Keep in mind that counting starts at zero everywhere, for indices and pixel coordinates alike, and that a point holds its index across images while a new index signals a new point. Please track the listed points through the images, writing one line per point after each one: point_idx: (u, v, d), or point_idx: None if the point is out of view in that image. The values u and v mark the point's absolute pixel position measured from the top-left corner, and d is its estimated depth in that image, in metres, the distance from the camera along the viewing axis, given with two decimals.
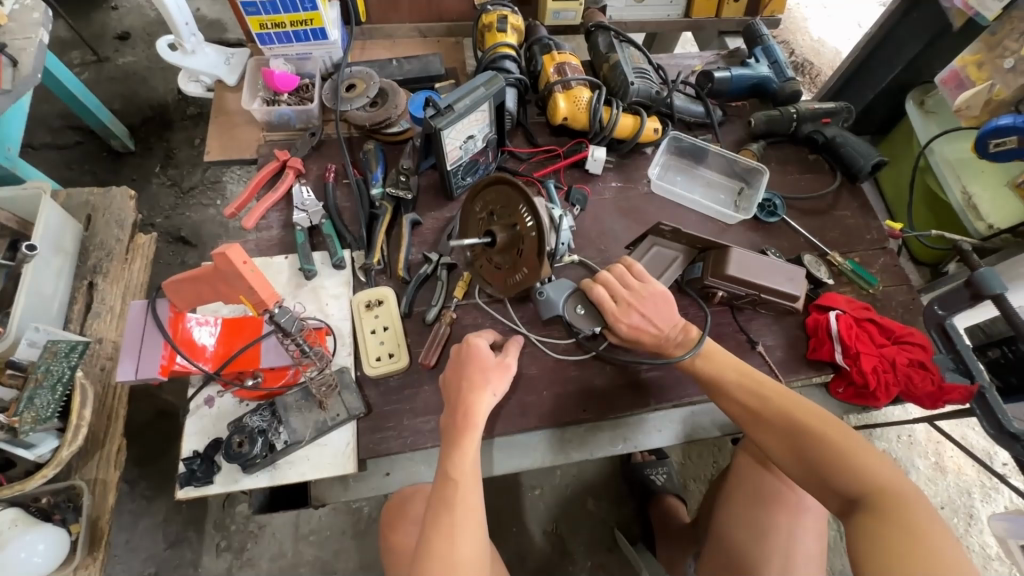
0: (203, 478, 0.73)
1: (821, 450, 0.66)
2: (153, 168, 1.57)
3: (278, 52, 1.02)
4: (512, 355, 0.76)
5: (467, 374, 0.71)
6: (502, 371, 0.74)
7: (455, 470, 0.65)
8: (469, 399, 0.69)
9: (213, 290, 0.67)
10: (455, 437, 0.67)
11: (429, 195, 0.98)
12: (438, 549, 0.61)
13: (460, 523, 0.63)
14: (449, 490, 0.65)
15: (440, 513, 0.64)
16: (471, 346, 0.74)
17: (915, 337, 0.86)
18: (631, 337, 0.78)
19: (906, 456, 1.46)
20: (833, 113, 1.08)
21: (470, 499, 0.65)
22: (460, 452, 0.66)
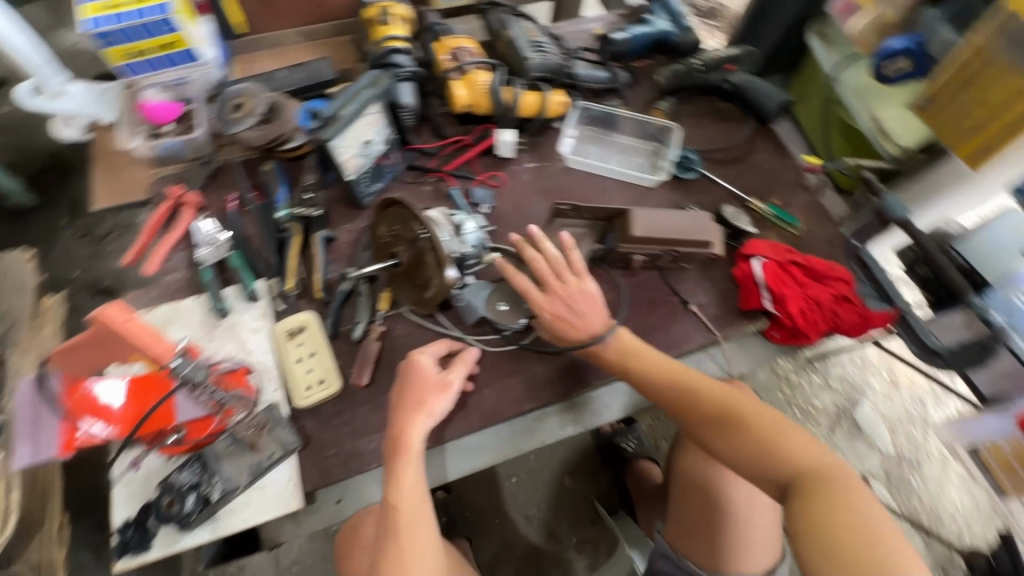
0: (139, 545, 0.70)
1: (754, 433, 0.68)
2: (58, 221, 1.45)
3: (151, 81, 0.95)
4: (455, 373, 0.73)
5: (408, 395, 0.69)
6: (442, 389, 0.71)
7: (394, 495, 0.64)
8: (400, 423, 0.67)
9: (105, 354, 0.65)
10: (396, 461, 0.66)
11: (339, 208, 0.94)
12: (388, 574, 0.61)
13: (409, 544, 0.63)
14: (395, 515, 0.64)
15: (387, 540, 0.63)
16: (415, 364, 0.71)
17: (838, 271, 0.87)
18: (556, 330, 0.78)
19: (861, 378, 1.51)
20: (737, 59, 1.07)
21: (415, 519, 0.64)
22: (396, 476, 0.65)
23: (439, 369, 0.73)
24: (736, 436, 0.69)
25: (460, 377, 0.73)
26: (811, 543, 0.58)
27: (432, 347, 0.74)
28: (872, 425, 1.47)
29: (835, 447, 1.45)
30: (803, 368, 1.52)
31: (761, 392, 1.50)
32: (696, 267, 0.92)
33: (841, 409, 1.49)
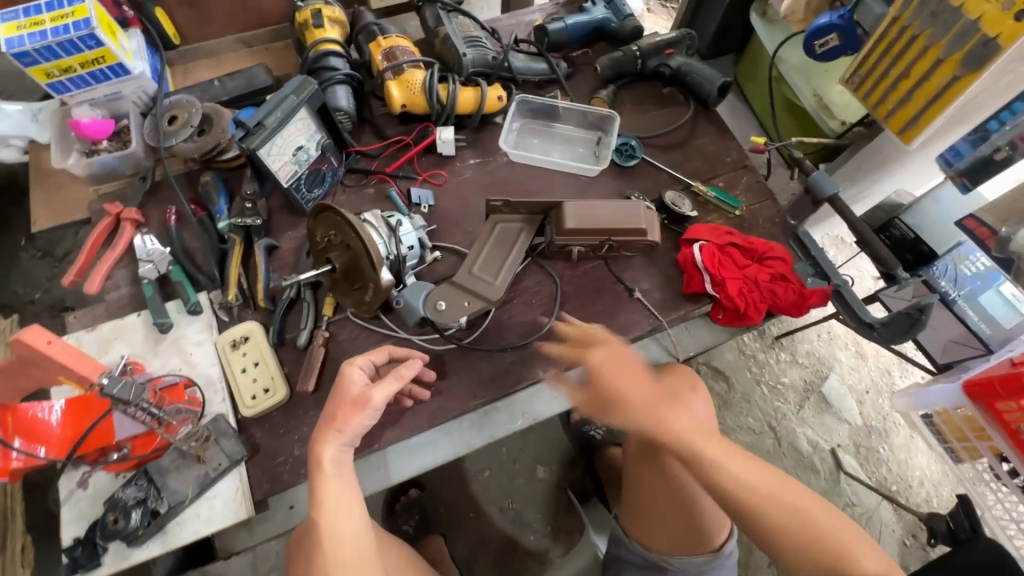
0: (88, 562, 0.71)
1: (815, 540, 0.58)
2: (17, 243, 1.44)
3: (82, 98, 0.95)
4: (377, 389, 0.67)
5: (330, 411, 0.67)
6: (360, 405, 0.66)
7: (313, 509, 0.62)
8: (313, 447, 0.64)
9: (29, 378, 0.66)
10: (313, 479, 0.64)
11: (282, 215, 0.94)
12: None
13: (331, 559, 0.60)
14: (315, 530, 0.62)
15: (311, 555, 0.61)
16: (343, 376, 0.70)
17: (776, 252, 0.88)
18: (610, 392, 0.69)
19: (828, 352, 1.53)
20: (675, 42, 1.07)
21: (335, 531, 0.61)
22: (314, 490, 0.63)
23: (364, 383, 0.70)
24: (792, 537, 0.59)
25: (387, 391, 0.68)
26: None
27: (363, 359, 0.73)
28: (841, 399, 1.48)
29: (805, 422, 1.46)
30: (770, 346, 1.54)
31: (730, 373, 1.50)
32: (639, 254, 0.92)
33: (810, 384, 1.50)
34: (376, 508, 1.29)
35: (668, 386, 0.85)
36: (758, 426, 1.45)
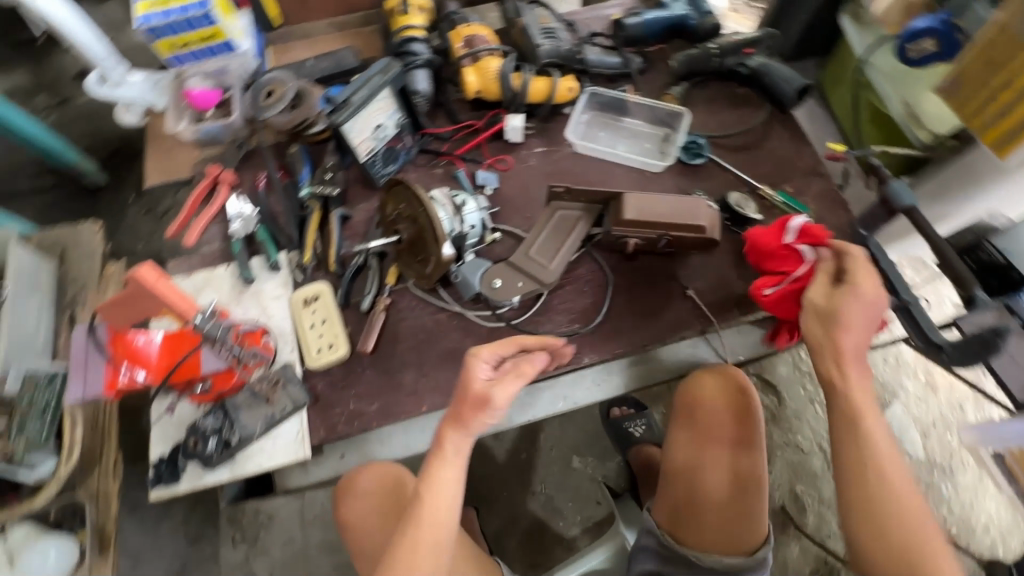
0: (170, 478, 0.80)
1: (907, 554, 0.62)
2: (127, 198, 1.62)
3: (196, 70, 1.06)
4: (501, 390, 0.66)
5: (455, 407, 0.67)
6: (482, 407, 0.65)
7: (421, 487, 0.66)
8: (441, 432, 0.67)
9: (138, 309, 0.76)
10: (432, 463, 0.67)
11: (358, 187, 1.01)
12: (399, 561, 0.63)
13: (422, 539, 0.64)
14: (416, 506, 0.66)
15: (406, 527, 0.65)
16: (468, 364, 0.68)
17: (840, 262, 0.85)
18: (823, 325, 0.71)
19: (893, 378, 1.44)
20: (755, 41, 1.05)
21: (438, 512, 0.65)
22: (429, 473, 0.66)
23: (488, 378, 0.68)
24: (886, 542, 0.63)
25: (507, 393, 0.67)
26: None
27: (489, 352, 0.69)
28: (903, 429, 1.39)
29: None
30: None
31: (782, 389, 1.42)
32: (697, 253, 0.92)
33: None
34: None
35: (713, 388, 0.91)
36: (807, 446, 1.37)
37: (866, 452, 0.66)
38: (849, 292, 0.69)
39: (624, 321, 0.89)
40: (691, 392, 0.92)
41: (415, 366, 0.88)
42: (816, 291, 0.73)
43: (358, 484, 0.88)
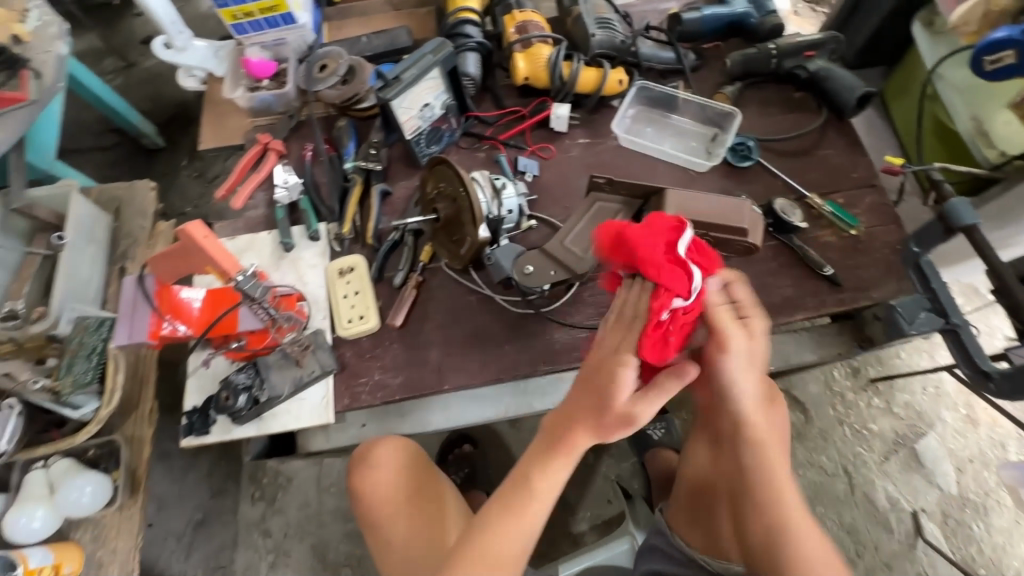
0: (200, 428, 0.84)
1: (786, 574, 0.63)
2: (181, 162, 1.68)
3: (255, 40, 1.09)
4: (650, 402, 0.58)
5: (601, 409, 0.59)
6: (625, 422, 0.58)
7: (535, 481, 0.64)
8: (575, 432, 0.61)
9: (185, 264, 0.79)
10: (558, 455, 0.63)
11: (400, 165, 1.02)
12: (485, 543, 0.64)
13: (522, 525, 0.64)
14: (519, 489, 0.64)
15: (504, 514, 0.64)
16: (621, 370, 0.57)
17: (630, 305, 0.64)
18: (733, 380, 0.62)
19: (932, 409, 1.37)
20: (818, 44, 1.01)
21: (538, 508, 0.65)
22: (546, 468, 0.63)
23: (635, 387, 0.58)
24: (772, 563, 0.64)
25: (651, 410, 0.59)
26: None
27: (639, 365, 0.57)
28: (937, 461, 1.33)
29: (887, 476, 1.33)
30: (863, 388, 1.40)
31: (809, 406, 1.39)
32: (735, 257, 0.90)
33: (901, 437, 1.36)
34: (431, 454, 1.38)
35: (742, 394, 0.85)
36: (831, 467, 1.34)
37: (772, 503, 0.64)
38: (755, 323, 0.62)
39: None
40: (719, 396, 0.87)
41: (440, 345, 0.89)
42: (733, 336, 0.60)
43: (379, 460, 0.85)
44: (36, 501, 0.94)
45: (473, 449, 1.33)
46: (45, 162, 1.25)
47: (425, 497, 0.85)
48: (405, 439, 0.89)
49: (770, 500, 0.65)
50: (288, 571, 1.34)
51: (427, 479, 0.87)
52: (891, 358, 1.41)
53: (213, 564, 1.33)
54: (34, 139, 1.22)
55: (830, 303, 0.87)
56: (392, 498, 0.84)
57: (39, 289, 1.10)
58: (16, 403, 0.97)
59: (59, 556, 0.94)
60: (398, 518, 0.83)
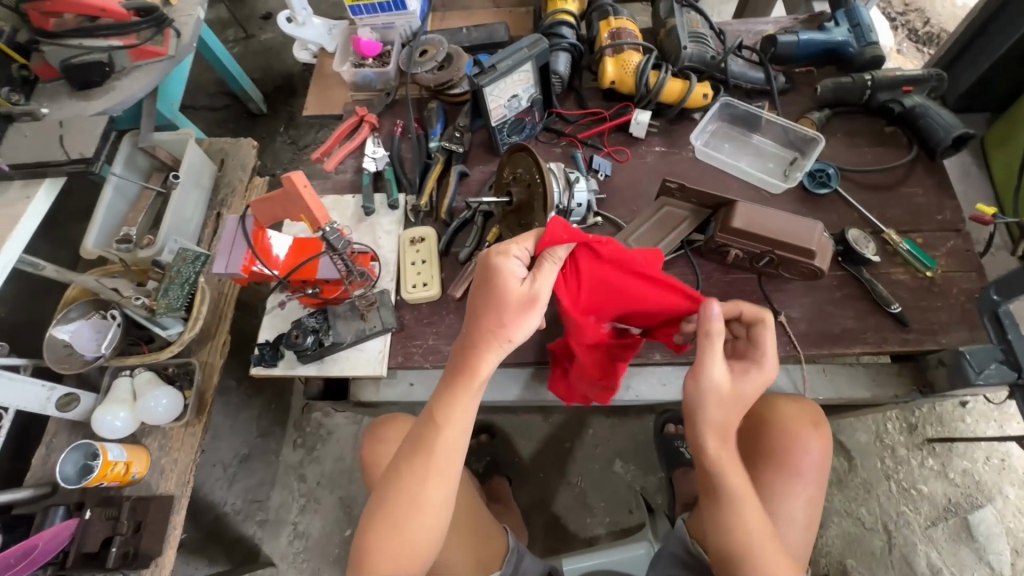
0: (269, 360, 0.92)
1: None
2: (278, 128, 1.83)
3: (367, 22, 1.18)
4: (543, 285, 0.69)
5: (499, 320, 0.67)
6: (527, 306, 0.68)
7: (441, 419, 0.68)
8: (473, 358, 0.67)
9: (284, 209, 0.87)
10: (456, 387, 0.68)
11: (480, 150, 1.08)
12: (408, 487, 0.68)
13: (435, 466, 0.68)
14: (433, 437, 0.69)
15: (418, 454, 0.69)
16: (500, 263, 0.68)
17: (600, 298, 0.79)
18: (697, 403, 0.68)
19: (993, 481, 1.28)
20: (918, 80, 0.98)
21: (447, 448, 0.68)
22: (451, 403, 0.68)
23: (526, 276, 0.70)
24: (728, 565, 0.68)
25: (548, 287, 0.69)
26: None
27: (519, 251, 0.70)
28: (992, 538, 1.24)
29: (933, 543, 1.25)
30: (916, 446, 1.33)
31: (855, 454, 1.33)
32: (799, 280, 0.89)
33: (953, 505, 1.27)
34: None
35: (789, 416, 0.83)
36: (870, 521, 1.28)
37: (732, 517, 0.68)
38: (755, 365, 0.70)
39: None
40: (764, 414, 0.85)
41: None
42: (716, 369, 0.67)
43: (384, 437, 0.96)
44: (121, 403, 1.06)
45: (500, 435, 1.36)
46: (170, 111, 1.40)
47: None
48: (403, 416, 0.99)
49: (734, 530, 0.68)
50: (315, 517, 1.42)
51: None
52: (953, 420, 1.33)
53: (251, 498, 1.42)
54: (164, 89, 1.38)
55: (892, 342, 0.85)
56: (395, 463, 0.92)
57: (150, 220, 1.23)
58: (117, 315, 1.09)
59: (131, 455, 1.06)
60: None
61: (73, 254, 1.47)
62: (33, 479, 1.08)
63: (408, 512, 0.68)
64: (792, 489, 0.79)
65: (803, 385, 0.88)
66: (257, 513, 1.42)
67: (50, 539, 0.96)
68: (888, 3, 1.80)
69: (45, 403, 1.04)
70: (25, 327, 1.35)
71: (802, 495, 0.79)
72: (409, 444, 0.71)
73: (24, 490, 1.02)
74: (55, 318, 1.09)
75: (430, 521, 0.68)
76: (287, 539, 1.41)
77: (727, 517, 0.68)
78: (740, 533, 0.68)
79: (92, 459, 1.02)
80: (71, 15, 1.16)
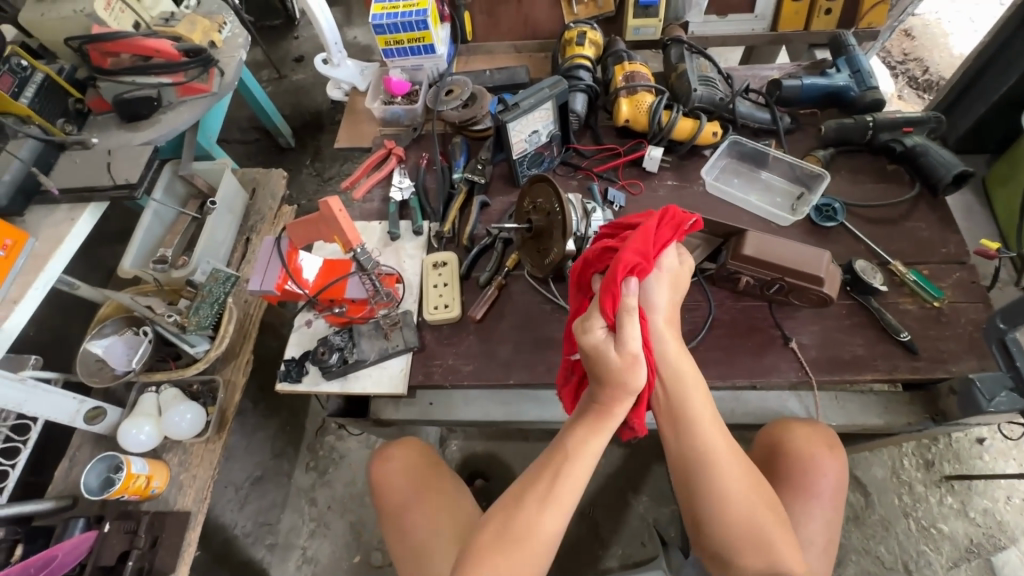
0: (295, 376, 0.96)
1: (721, 492, 0.69)
2: (304, 161, 1.92)
3: (397, 64, 1.26)
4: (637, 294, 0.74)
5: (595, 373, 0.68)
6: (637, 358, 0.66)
7: (574, 445, 0.69)
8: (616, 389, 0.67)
9: (318, 231, 0.92)
10: (590, 422, 0.69)
11: (500, 182, 1.14)
12: (522, 522, 0.67)
13: (556, 494, 0.67)
14: (556, 462, 0.69)
15: (540, 479, 0.69)
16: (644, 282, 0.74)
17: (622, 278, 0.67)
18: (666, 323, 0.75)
19: (1014, 521, 1.25)
20: (917, 121, 1.04)
21: (578, 476, 0.68)
22: (592, 431, 0.69)
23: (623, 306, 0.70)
24: (705, 483, 0.70)
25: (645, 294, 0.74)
26: (737, 550, 0.70)
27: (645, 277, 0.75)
28: None
29: None
30: (934, 483, 1.31)
31: (872, 489, 1.32)
32: (808, 308, 0.92)
33: (975, 545, 1.24)
34: (470, 457, 1.43)
35: (799, 439, 0.84)
36: (889, 560, 1.25)
37: (692, 432, 0.71)
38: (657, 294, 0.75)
39: (715, 355, 0.90)
40: (777, 439, 0.86)
41: (513, 343, 0.97)
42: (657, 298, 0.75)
43: (391, 455, 0.97)
44: (145, 417, 1.09)
45: (485, 483, 1.36)
46: (208, 143, 1.49)
47: (426, 484, 0.92)
48: (412, 435, 1.00)
49: (685, 454, 0.71)
50: (325, 542, 1.41)
51: (432, 472, 0.94)
52: (970, 457, 1.32)
53: (262, 521, 1.41)
54: (205, 124, 1.47)
55: (903, 370, 0.86)
56: (403, 488, 0.92)
57: (185, 242, 1.30)
58: (149, 331, 1.13)
59: (152, 470, 1.07)
60: (410, 511, 0.89)
61: (106, 275, 1.53)
62: (54, 492, 1.11)
63: (519, 539, 0.66)
64: (809, 513, 0.80)
65: (816, 409, 0.91)
66: (267, 537, 1.41)
67: (69, 552, 0.97)
68: (887, 53, 1.90)
69: (74, 415, 1.05)
70: (55, 344, 1.40)
71: (821, 519, 0.80)
72: (531, 472, 0.71)
73: (45, 502, 1.05)
74: (90, 332, 1.13)
75: (542, 553, 0.66)
76: (295, 565, 1.39)
77: (709, 490, 0.70)
78: (702, 462, 0.70)
79: (114, 472, 1.04)
80: (128, 56, 1.24)
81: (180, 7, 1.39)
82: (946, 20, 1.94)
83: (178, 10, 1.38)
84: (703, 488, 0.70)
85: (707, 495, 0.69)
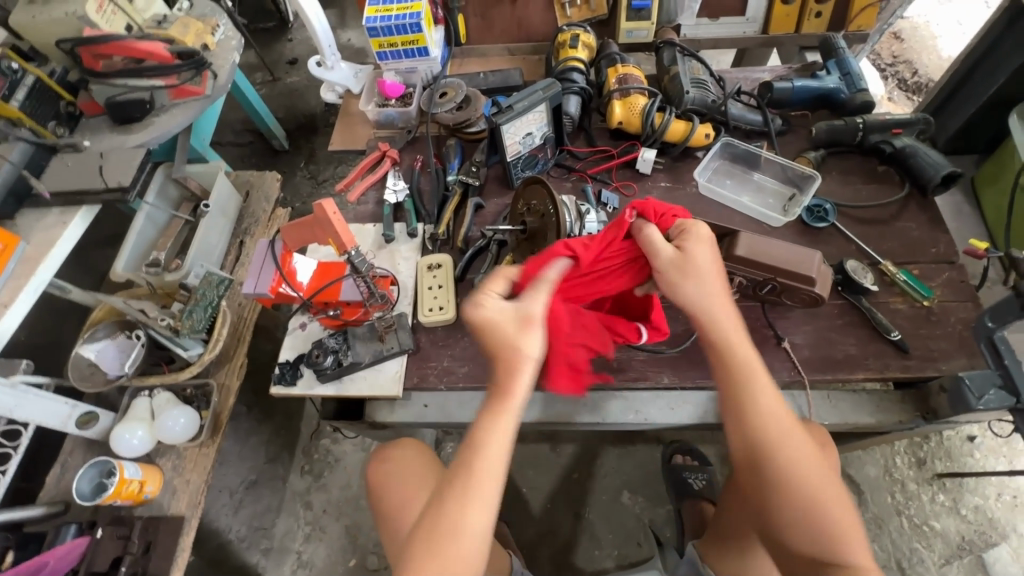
0: (289, 379, 0.96)
1: (790, 485, 0.66)
2: (299, 164, 1.92)
3: (391, 66, 1.27)
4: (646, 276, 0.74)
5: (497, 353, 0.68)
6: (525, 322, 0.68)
7: (483, 437, 0.65)
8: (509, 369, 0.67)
9: (313, 234, 0.92)
10: (492, 407, 0.67)
11: (495, 183, 1.14)
12: (447, 516, 0.63)
13: (473, 491, 0.64)
14: (461, 466, 0.66)
15: (456, 477, 0.65)
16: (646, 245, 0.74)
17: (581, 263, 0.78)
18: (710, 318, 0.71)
19: (1006, 517, 1.26)
20: (906, 123, 1.05)
21: (490, 468, 0.65)
22: (494, 418, 0.66)
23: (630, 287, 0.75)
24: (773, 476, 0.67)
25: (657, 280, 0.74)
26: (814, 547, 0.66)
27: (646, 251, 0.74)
28: None
29: None
30: (926, 481, 1.32)
31: (865, 488, 1.33)
32: (801, 308, 0.92)
33: (967, 542, 1.26)
34: None
35: None
36: (883, 557, 1.26)
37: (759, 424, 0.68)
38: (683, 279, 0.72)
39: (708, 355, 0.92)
40: None
41: None
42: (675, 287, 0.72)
43: (389, 456, 0.97)
44: (138, 422, 1.08)
45: None
46: (202, 145, 1.48)
47: (423, 485, 0.92)
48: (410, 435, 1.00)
49: (757, 461, 0.68)
50: (320, 546, 1.40)
51: (429, 472, 0.94)
52: (962, 455, 1.33)
53: (256, 525, 1.41)
54: (198, 126, 1.46)
55: (895, 368, 0.87)
56: (401, 489, 0.92)
57: (178, 245, 1.30)
58: (143, 335, 1.12)
59: (145, 474, 1.06)
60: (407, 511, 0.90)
61: (98, 279, 1.52)
62: (46, 498, 1.10)
63: (443, 536, 0.62)
64: None
65: (809, 409, 0.91)
66: (262, 541, 1.40)
67: (62, 557, 0.96)
68: (877, 56, 1.92)
69: (66, 420, 1.04)
70: (47, 348, 1.39)
71: None
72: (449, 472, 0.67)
73: (36, 508, 1.04)
74: (83, 336, 1.11)
75: (472, 549, 0.62)
76: (290, 569, 1.38)
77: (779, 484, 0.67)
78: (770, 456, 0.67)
79: (107, 477, 1.03)
80: (120, 58, 1.23)
81: (173, 10, 1.38)
82: (935, 23, 1.96)
83: (170, 13, 1.37)
84: (771, 482, 0.67)
85: (776, 488, 0.66)
